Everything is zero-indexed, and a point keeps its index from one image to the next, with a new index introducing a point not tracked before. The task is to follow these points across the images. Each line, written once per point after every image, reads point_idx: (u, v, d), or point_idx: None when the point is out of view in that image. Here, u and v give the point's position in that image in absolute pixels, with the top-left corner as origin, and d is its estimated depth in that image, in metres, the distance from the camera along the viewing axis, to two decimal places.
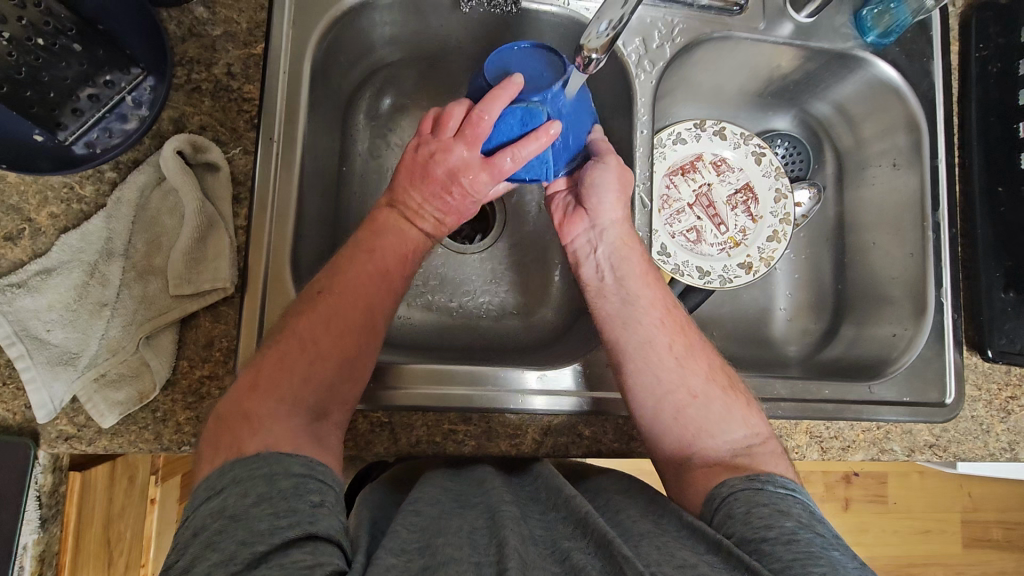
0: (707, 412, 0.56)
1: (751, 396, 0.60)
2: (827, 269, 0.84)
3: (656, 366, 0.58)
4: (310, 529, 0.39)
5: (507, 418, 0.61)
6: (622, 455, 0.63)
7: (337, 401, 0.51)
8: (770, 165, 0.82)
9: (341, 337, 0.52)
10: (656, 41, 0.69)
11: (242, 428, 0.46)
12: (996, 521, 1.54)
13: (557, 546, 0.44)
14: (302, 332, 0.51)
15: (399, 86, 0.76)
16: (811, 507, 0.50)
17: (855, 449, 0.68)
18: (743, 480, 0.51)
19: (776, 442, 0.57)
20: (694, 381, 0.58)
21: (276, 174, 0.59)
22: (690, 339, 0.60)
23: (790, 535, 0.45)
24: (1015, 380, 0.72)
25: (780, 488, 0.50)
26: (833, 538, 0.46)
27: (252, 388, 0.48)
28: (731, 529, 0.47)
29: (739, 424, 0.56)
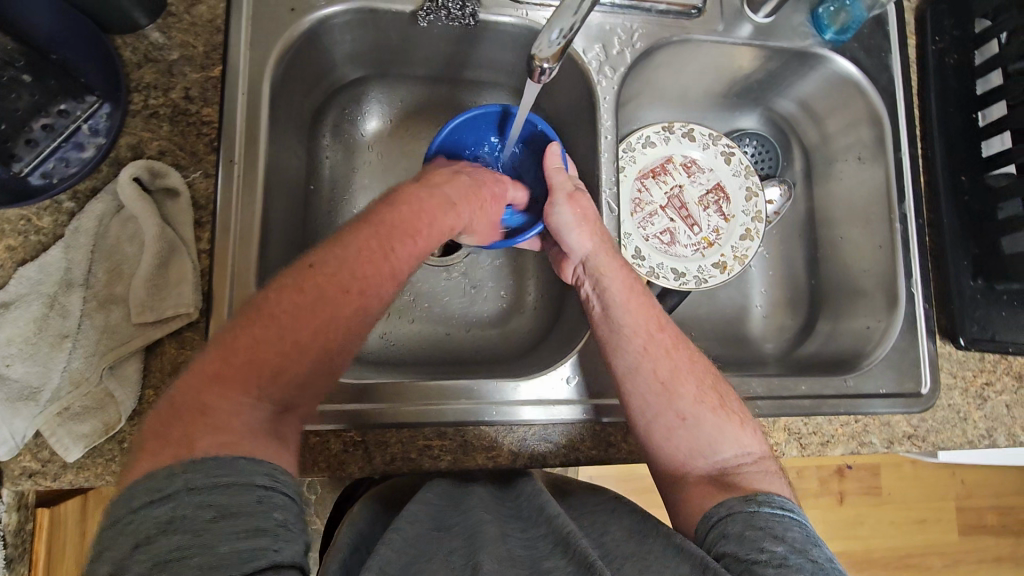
0: (697, 432, 0.56)
1: (745, 412, 0.58)
2: (801, 264, 0.84)
3: (641, 384, 0.58)
4: (274, 559, 0.36)
5: (482, 431, 0.61)
6: (601, 462, 0.62)
7: (306, 395, 0.47)
8: (739, 164, 0.83)
9: (316, 322, 0.47)
10: (616, 46, 0.70)
11: (195, 424, 0.41)
12: (991, 507, 1.55)
13: (536, 567, 0.44)
14: (274, 310, 0.46)
15: (365, 102, 0.76)
16: (810, 529, 0.49)
17: (835, 444, 0.67)
18: (739, 501, 0.50)
19: (775, 461, 0.56)
20: (682, 404, 0.57)
21: (239, 196, 0.58)
22: (675, 360, 0.59)
23: (781, 559, 0.44)
24: (989, 366, 0.71)
25: (776, 509, 0.49)
26: (827, 563, 0.45)
27: (211, 374, 0.43)
28: (722, 549, 0.47)
29: (730, 444, 0.55)
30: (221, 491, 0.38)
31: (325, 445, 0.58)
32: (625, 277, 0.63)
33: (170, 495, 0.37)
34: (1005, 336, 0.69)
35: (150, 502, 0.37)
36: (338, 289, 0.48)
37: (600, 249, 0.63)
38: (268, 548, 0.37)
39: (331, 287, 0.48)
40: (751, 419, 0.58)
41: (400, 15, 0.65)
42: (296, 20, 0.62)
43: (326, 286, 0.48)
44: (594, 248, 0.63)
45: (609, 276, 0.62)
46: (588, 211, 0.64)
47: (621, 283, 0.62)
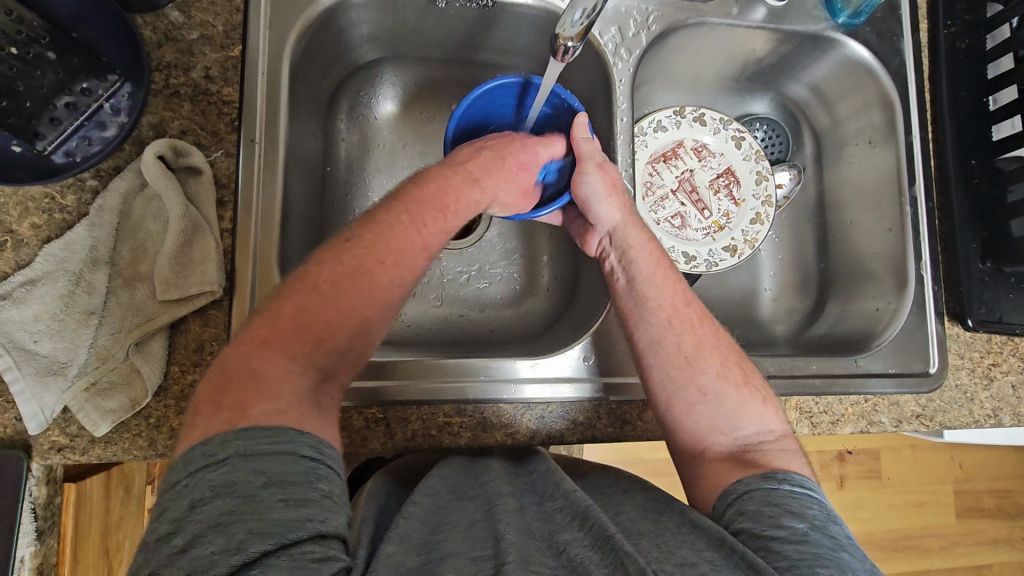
0: (717, 409, 0.56)
1: (767, 390, 0.59)
2: (810, 248, 0.85)
3: (662, 357, 0.59)
4: (320, 528, 0.36)
5: (501, 409, 0.62)
6: (617, 439, 0.64)
7: (348, 363, 0.48)
8: (749, 149, 0.84)
9: (358, 294, 0.48)
10: (632, 29, 0.70)
11: (247, 387, 0.42)
12: (988, 490, 1.60)
13: (552, 540, 0.45)
14: (317, 279, 0.47)
15: (382, 84, 0.77)
16: (828, 508, 0.49)
17: (844, 423, 0.69)
18: (758, 478, 0.51)
19: (795, 441, 0.57)
20: (706, 378, 0.58)
21: (260, 175, 0.59)
22: (699, 335, 0.60)
23: (799, 536, 0.45)
24: (995, 348, 0.73)
25: (795, 488, 0.50)
26: (846, 541, 0.46)
27: (256, 343, 0.44)
28: (738, 524, 0.48)
29: (751, 421, 0.56)
30: (273, 458, 0.38)
31: (347, 422, 0.59)
32: (650, 252, 0.64)
33: (227, 459, 0.38)
34: (1011, 317, 0.70)
35: (201, 468, 0.37)
36: (376, 258, 0.49)
37: (629, 221, 0.65)
38: (313, 518, 0.36)
39: (367, 258, 0.49)
40: (772, 397, 0.59)
41: None
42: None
43: (364, 257, 0.49)
44: (621, 220, 0.65)
45: (635, 251, 0.64)
46: (615, 180, 0.65)
47: (646, 257, 0.64)
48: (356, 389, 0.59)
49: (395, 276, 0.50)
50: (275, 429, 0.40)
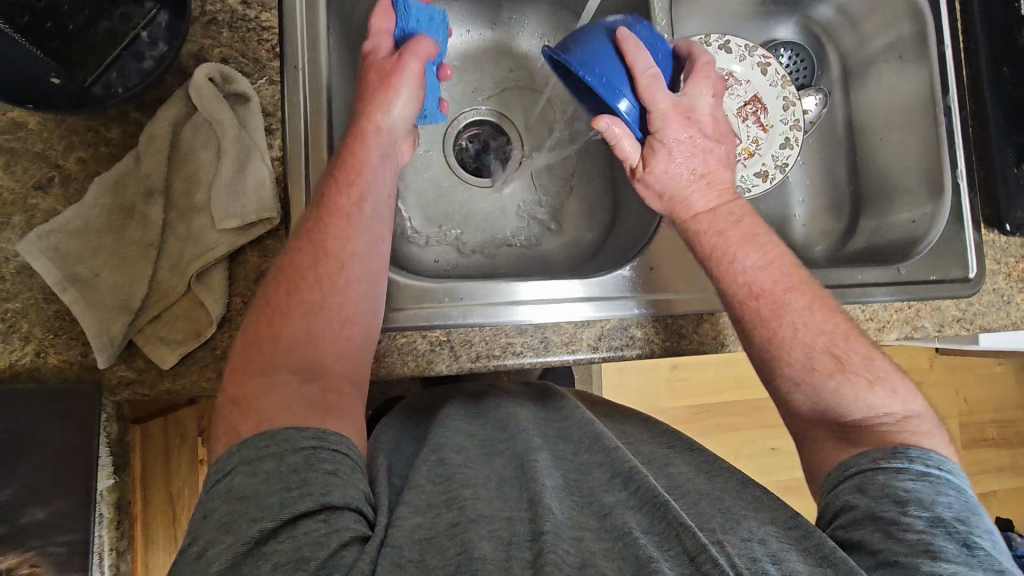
0: (819, 398, 0.55)
1: (877, 366, 0.56)
2: (842, 169, 0.85)
3: (749, 346, 0.59)
4: (323, 500, 0.40)
5: (561, 327, 0.62)
6: (675, 353, 0.65)
7: (333, 356, 0.50)
8: (776, 75, 0.83)
9: (313, 286, 0.51)
10: None
11: (238, 411, 0.45)
12: (991, 421, 1.71)
13: (596, 499, 0.46)
14: (273, 290, 0.50)
15: None
16: (971, 499, 0.49)
17: (890, 329, 0.70)
18: (886, 453, 0.51)
19: (925, 418, 0.55)
20: (797, 369, 0.56)
21: (307, 103, 0.58)
22: (781, 323, 0.57)
23: (924, 523, 0.45)
24: None
25: (928, 469, 0.49)
26: (990, 538, 0.46)
27: (246, 368, 0.47)
28: (853, 500, 0.49)
29: (860, 407, 0.54)
30: (268, 459, 0.41)
31: (411, 344, 0.59)
32: (730, 238, 0.60)
33: (229, 470, 0.41)
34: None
35: (210, 485, 0.41)
36: (321, 255, 0.52)
37: (676, 210, 0.63)
38: (315, 493, 0.40)
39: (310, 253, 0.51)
40: (886, 373, 0.56)
41: None
42: None
43: (305, 251, 0.51)
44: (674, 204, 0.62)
45: (712, 241, 0.60)
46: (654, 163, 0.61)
47: (728, 246, 0.60)
48: (418, 316, 0.59)
49: (346, 274, 0.52)
50: (277, 432, 0.43)
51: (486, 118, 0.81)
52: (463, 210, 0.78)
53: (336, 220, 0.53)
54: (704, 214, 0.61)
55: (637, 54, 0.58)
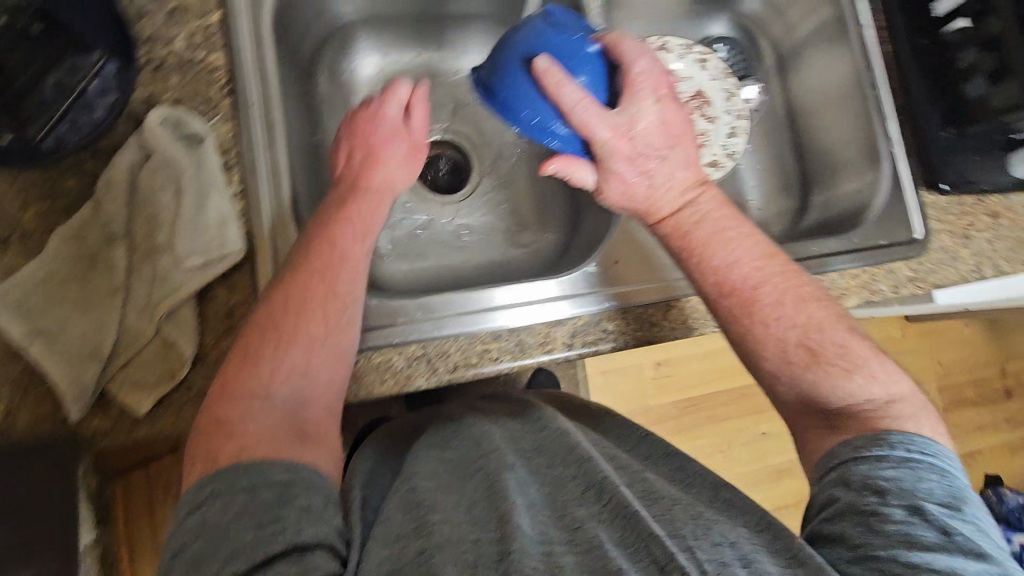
0: (799, 386, 0.58)
1: (855, 353, 0.58)
2: (787, 152, 0.90)
3: (722, 331, 0.62)
4: (296, 540, 0.40)
5: (534, 328, 0.63)
6: (647, 341, 0.66)
7: (320, 394, 0.51)
8: (716, 69, 0.88)
9: (316, 321, 0.52)
10: None
11: (221, 433, 0.45)
12: (967, 381, 1.77)
13: (568, 513, 0.47)
14: (277, 315, 0.51)
15: (359, 48, 0.78)
16: (956, 483, 0.51)
17: (849, 295, 0.73)
18: (869, 442, 0.53)
19: (910, 402, 0.57)
20: (778, 363, 0.59)
21: (262, 135, 0.59)
22: (756, 319, 0.59)
23: (904, 514, 0.47)
24: (966, 210, 0.79)
25: (911, 456, 0.51)
26: (974, 522, 0.48)
27: (228, 391, 0.48)
28: (838, 493, 0.51)
29: (841, 398, 0.57)
30: (240, 492, 0.42)
31: (388, 362, 0.60)
32: (699, 237, 0.62)
33: (205, 501, 0.42)
34: (976, 176, 0.77)
35: (186, 514, 0.42)
36: (329, 293, 0.54)
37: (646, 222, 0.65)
38: (292, 532, 0.40)
39: (317, 291, 0.53)
40: (864, 359, 0.58)
41: None
42: None
43: (312, 286, 0.54)
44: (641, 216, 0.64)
45: (679, 242, 0.63)
46: (614, 187, 0.63)
47: (703, 242, 0.62)
48: (394, 332, 0.60)
49: (349, 316, 0.55)
50: (256, 462, 0.43)
51: (449, 139, 0.84)
52: (429, 227, 0.79)
53: (343, 264, 0.56)
54: (670, 218, 0.63)
55: (560, 90, 0.57)
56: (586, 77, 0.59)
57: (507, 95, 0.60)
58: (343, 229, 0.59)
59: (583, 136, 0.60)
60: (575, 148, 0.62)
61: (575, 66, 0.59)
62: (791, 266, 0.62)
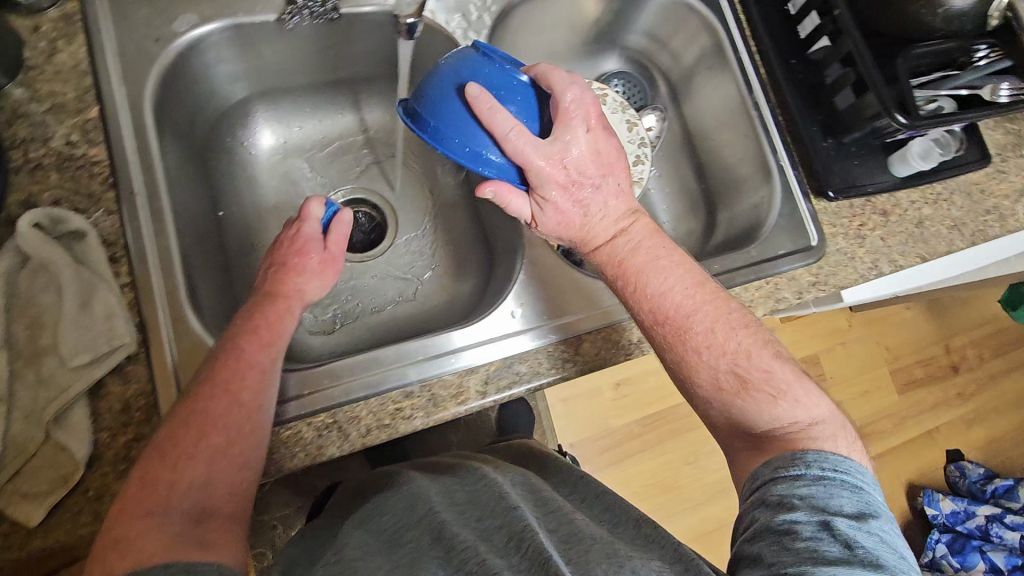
0: (730, 409, 0.58)
1: (778, 378, 0.58)
2: (690, 174, 0.94)
3: (663, 359, 0.62)
4: None
5: (445, 381, 0.63)
6: (563, 377, 0.67)
7: (226, 503, 0.49)
8: (615, 103, 0.93)
9: (221, 429, 0.51)
10: (474, 12, 0.76)
11: (113, 548, 0.43)
12: (916, 362, 1.83)
13: (479, 558, 0.48)
14: (182, 426, 0.50)
15: (256, 122, 0.80)
16: (867, 498, 0.50)
17: (756, 305, 0.77)
18: (788, 458, 0.52)
19: (830, 422, 0.56)
20: (717, 386, 0.58)
21: (149, 224, 0.59)
22: (690, 344, 0.59)
23: (812, 530, 0.46)
24: (858, 211, 0.82)
25: (824, 473, 0.50)
26: (879, 535, 0.47)
27: (125, 505, 0.45)
28: (756, 516, 0.50)
29: (765, 421, 0.56)
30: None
31: (298, 435, 0.59)
32: (635, 265, 0.62)
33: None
34: (862, 180, 0.81)
35: None
36: (235, 401, 0.52)
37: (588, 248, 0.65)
38: None
39: (223, 399, 0.52)
40: (788, 385, 0.57)
41: (266, 23, 0.68)
42: (163, 49, 0.65)
43: (219, 393, 0.52)
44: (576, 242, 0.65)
45: (614, 268, 0.63)
46: (554, 216, 0.63)
47: (637, 271, 0.62)
48: (319, 399, 0.60)
49: (256, 422, 0.53)
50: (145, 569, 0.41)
51: (363, 197, 0.86)
52: (350, 287, 0.80)
53: (251, 367, 0.55)
54: (605, 246, 0.64)
55: (493, 116, 0.57)
56: (515, 107, 0.60)
57: (434, 126, 0.59)
58: (251, 332, 0.58)
59: (517, 162, 0.60)
60: (511, 176, 0.62)
61: (505, 95, 0.59)
62: (721, 296, 0.61)
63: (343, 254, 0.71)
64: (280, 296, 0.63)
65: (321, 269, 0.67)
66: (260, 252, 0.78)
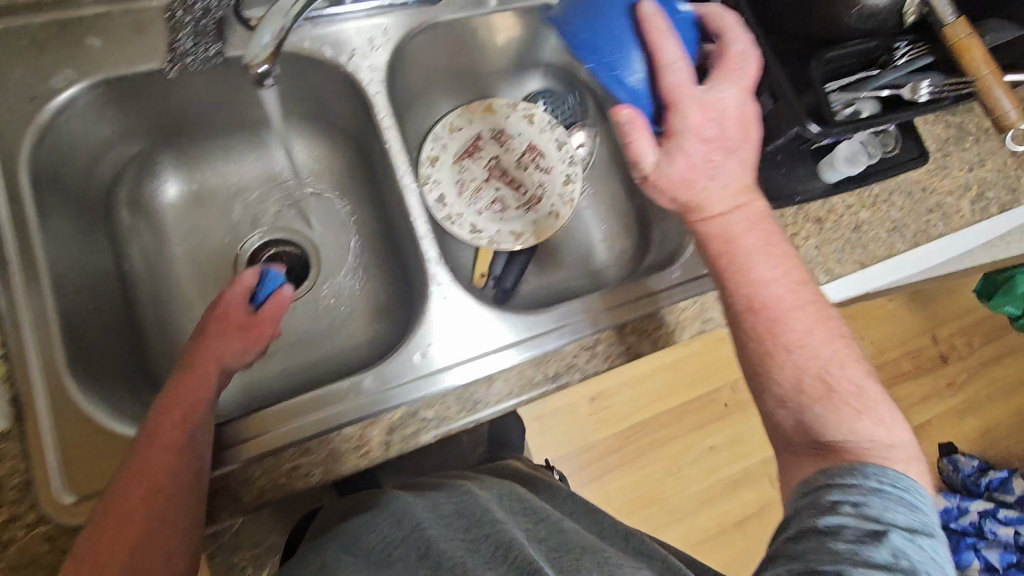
0: (839, 416, 0.56)
1: (867, 395, 0.57)
2: (621, 193, 0.92)
3: (741, 354, 0.61)
4: None
5: (346, 433, 0.61)
6: (473, 421, 0.64)
7: None
8: (543, 121, 0.91)
9: (137, 526, 0.46)
10: (372, 47, 0.75)
11: None
12: (902, 354, 1.78)
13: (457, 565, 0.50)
14: (96, 535, 0.46)
15: (162, 171, 0.78)
16: (923, 519, 0.49)
17: (682, 329, 0.71)
18: (841, 471, 0.52)
19: (906, 448, 0.55)
20: (809, 384, 0.57)
21: (25, 293, 0.58)
22: (811, 315, 0.59)
23: (876, 528, 0.46)
24: (788, 221, 0.80)
25: (883, 486, 0.50)
26: (930, 552, 0.46)
27: None
28: (815, 510, 0.50)
29: (836, 431, 0.55)
30: None
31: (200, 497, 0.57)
32: (745, 248, 0.60)
33: None
34: (793, 190, 0.79)
35: None
36: (150, 491, 0.48)
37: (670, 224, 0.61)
38: None
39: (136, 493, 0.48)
40: (874, 402, 0.57)
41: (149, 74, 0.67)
42: (37, 108, 0.63)
43: (133, 487, 0.48)
44: None
45: (720, 247, 0.61)
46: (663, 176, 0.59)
47: (745, 255, 0.60)
48: (268, 442, 0.59)
49: (177, 507, 0.49)
50: None
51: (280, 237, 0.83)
52: None
53: (164, 452, 0.51)
54: (722, 217, 0.61)
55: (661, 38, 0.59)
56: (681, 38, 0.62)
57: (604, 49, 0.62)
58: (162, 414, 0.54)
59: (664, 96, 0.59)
60: (644, 106, 0.61)
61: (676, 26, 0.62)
62: (821, 303, 0.60)
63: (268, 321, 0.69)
64: (194, 367, 0.59)
65: (245, 330, 0.66)
66: (168, 304, 0.75)
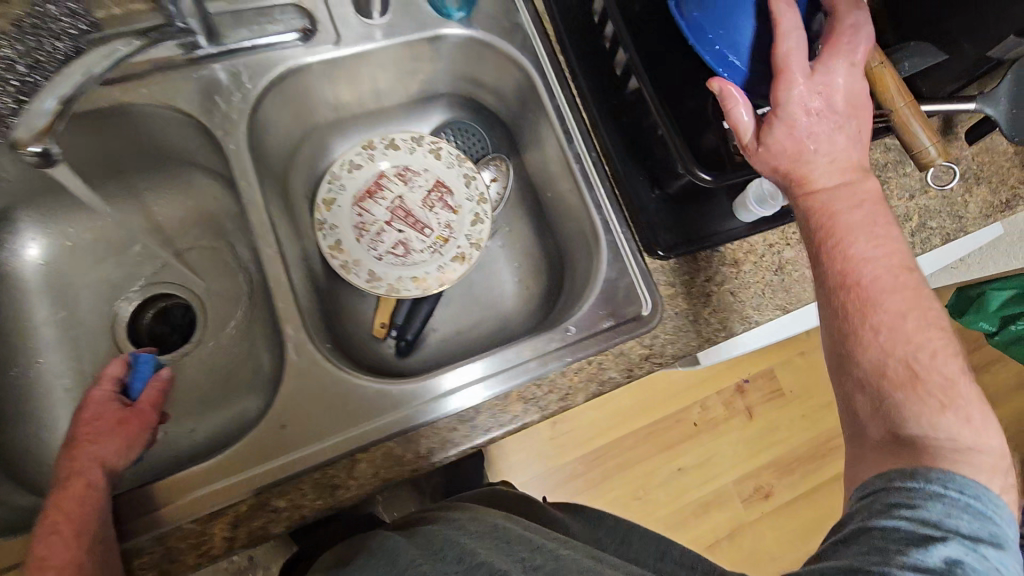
0: (923, 409, 0.51)
1: (959, 389, 0.51)
2: (534, 232, 0.86)
3: (827, 332, 0.58)
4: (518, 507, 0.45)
5: (186, 529, 0.58)
6: (331, 507, 0.61)
7: None
8: (449, 156, 0.84)
9: None
10: (234, 94, 0.69)
11: None
12: None
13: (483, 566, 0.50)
14: None
15: (22, 230, 0.73)
16: (992, 528, 0.46)
17: (575, 394, 0.68)
18: (914, 468, 0.48)
19: (993, 456, 0.49)
20: (893, 371, 0.53)
21: None
22: (894, 304, 0.54)
23: (947, 537, 0.44)
24: (701, 264, 0.73)
25: (954, 493, 0.46)
26: (994, 563, 0.44)
27: None
28: (881, 513, 0.47)
29: (924, 426, 0.50)
30: None
31: None
32: (845, 222, 0.56)
33: None
34: (714, 229, 0.72)
35: None
36: None
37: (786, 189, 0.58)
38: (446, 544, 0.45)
39: None
40: (964, 399, 0.51)
41: None
42: None
43: None
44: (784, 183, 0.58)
45: (823, 221, 0.57)
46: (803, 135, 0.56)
47: (847, 229, 0.56)
48: (190, 505, 0.57)
49: None
50: None
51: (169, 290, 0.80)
52: None
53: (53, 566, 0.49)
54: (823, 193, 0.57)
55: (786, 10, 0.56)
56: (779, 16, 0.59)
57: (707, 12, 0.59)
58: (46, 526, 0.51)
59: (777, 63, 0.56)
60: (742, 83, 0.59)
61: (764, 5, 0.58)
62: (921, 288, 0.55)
63: (146, 406, 0.63)
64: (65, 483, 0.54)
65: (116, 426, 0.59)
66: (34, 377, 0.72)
